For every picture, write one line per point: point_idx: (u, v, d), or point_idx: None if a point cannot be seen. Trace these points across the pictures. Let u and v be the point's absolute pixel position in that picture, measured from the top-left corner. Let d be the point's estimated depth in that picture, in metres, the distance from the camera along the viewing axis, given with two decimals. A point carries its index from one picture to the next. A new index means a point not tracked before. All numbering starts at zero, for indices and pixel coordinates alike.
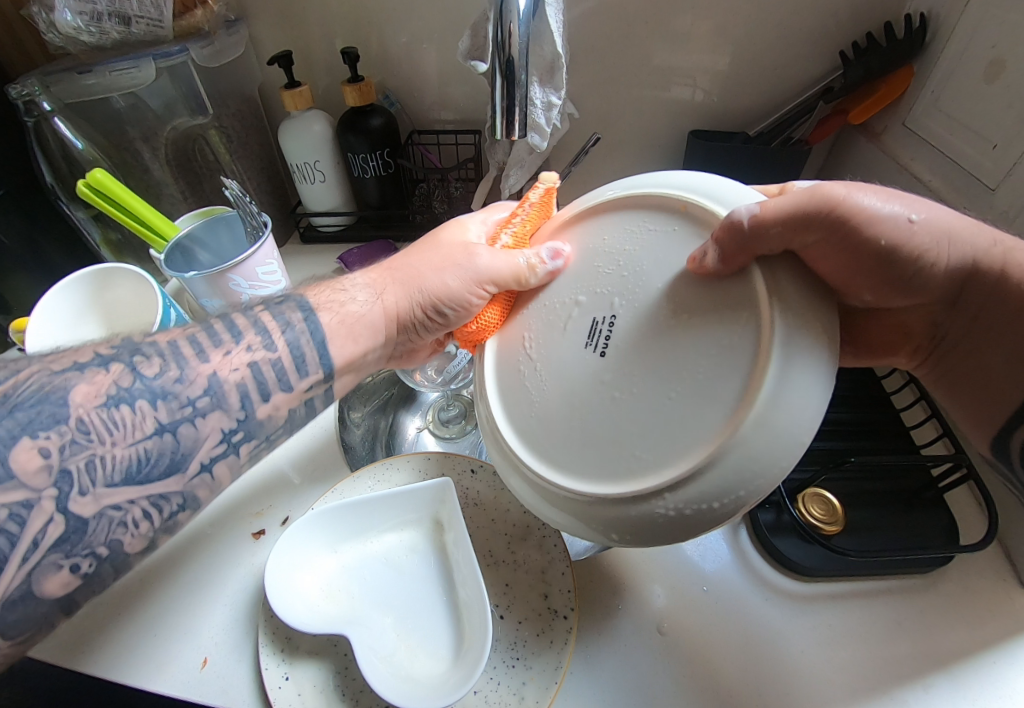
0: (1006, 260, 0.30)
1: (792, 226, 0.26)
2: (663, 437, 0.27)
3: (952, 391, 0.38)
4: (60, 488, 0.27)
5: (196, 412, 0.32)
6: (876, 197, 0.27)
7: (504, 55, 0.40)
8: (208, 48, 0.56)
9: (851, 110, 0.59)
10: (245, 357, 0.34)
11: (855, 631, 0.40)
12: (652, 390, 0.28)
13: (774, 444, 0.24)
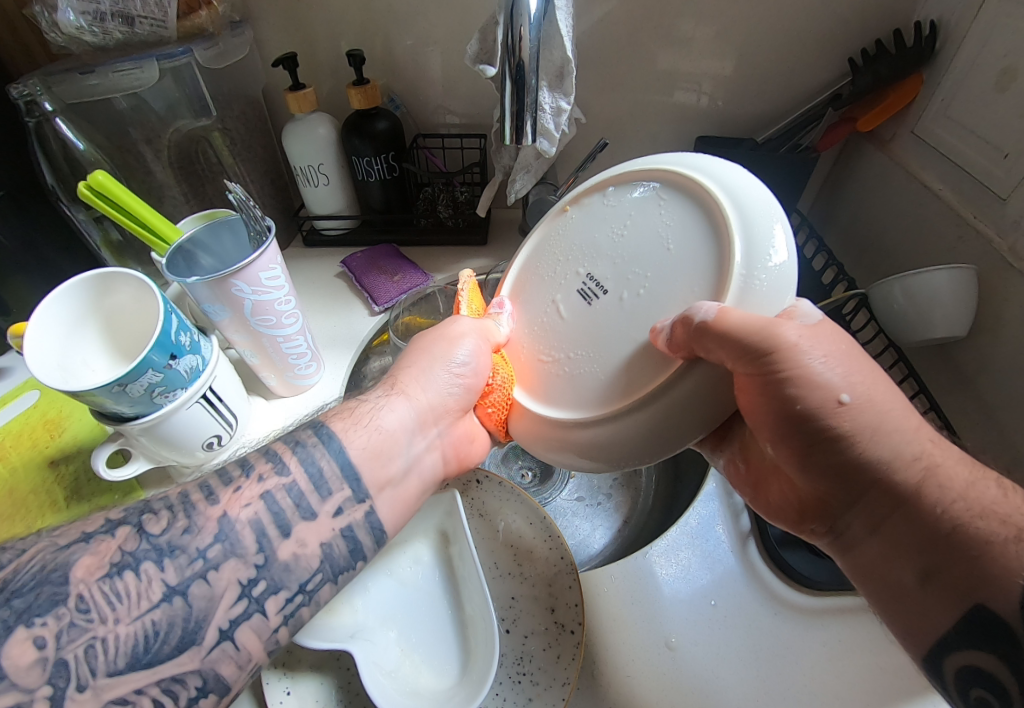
0: (925, 480, 0.30)
1: (736, 345, 0.29)
2: (620, 373, 0.33)
3: (865, 589, 0.33)
4: (55, 683, 0.23)
5: (209, 565, 0.27)
6: (820, 359, 0.31)
7: (514, 60, 0.39)
8: (212, 49, 0.55)
9: (859, 117, 0.59)
10: (258, 490, 0.30)
11: (868, 646, 0.39)
12: (620, 332, 0.33)
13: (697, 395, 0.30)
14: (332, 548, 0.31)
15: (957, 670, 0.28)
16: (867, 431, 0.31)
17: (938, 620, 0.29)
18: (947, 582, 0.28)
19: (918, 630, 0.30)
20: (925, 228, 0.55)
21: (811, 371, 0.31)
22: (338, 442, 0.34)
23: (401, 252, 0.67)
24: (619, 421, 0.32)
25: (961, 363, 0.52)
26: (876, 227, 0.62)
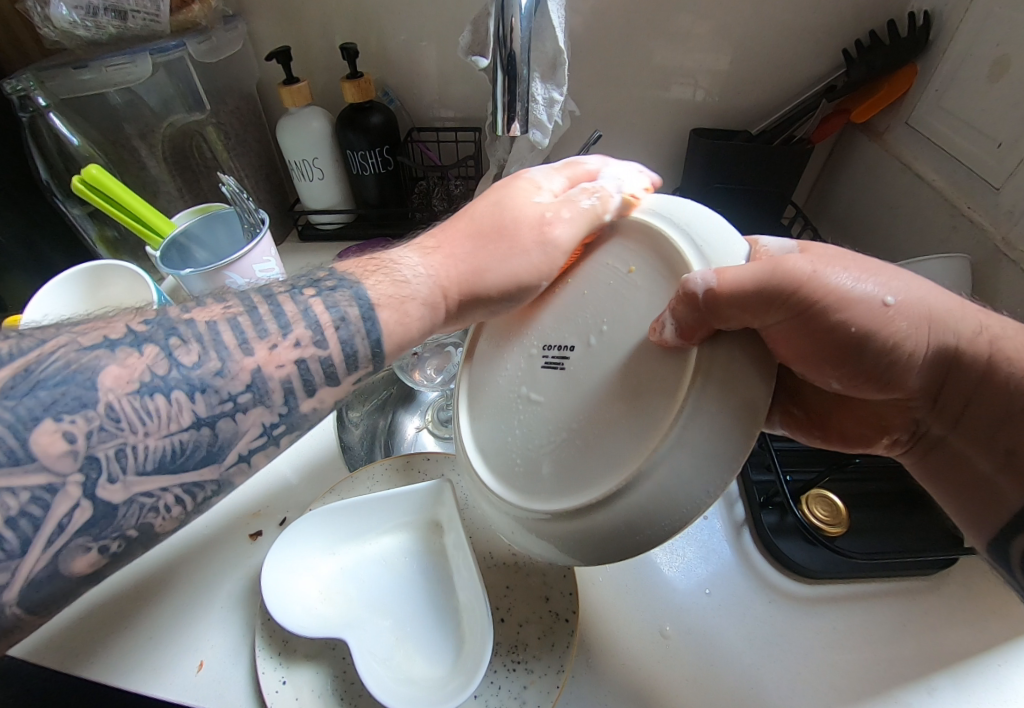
0: (993, 349, 0.29)
1: (750, 301, 0.26)
2: (597, 458, 0.29)
3: (945, 489, 0.34)
4: (86, 474, 0.23)
5: (237, 407, 0.27)
6: (849, 276, 0.27)
7: (506, 51, 0.39)
8: (205, 43, 0.55)
9: (853, 109, 0.59)
10: (294, 353, 0.29)
11: (860, 634, 0.39)
12: (592, 412, 0.31)
13: (700, 461, 0.26)
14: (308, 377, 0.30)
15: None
16: (913, 328, 0.28)
17: (1005, 510, 0.31)
18: None
19: (976, 524, 0.32)
20: (918, 219, 0.55)
21: (847, 293, 0.27)
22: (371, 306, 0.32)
23: (397, 247, 0.67)
24: (624, 495, 0.27)
25: None
26: (870, 218, 0.62)
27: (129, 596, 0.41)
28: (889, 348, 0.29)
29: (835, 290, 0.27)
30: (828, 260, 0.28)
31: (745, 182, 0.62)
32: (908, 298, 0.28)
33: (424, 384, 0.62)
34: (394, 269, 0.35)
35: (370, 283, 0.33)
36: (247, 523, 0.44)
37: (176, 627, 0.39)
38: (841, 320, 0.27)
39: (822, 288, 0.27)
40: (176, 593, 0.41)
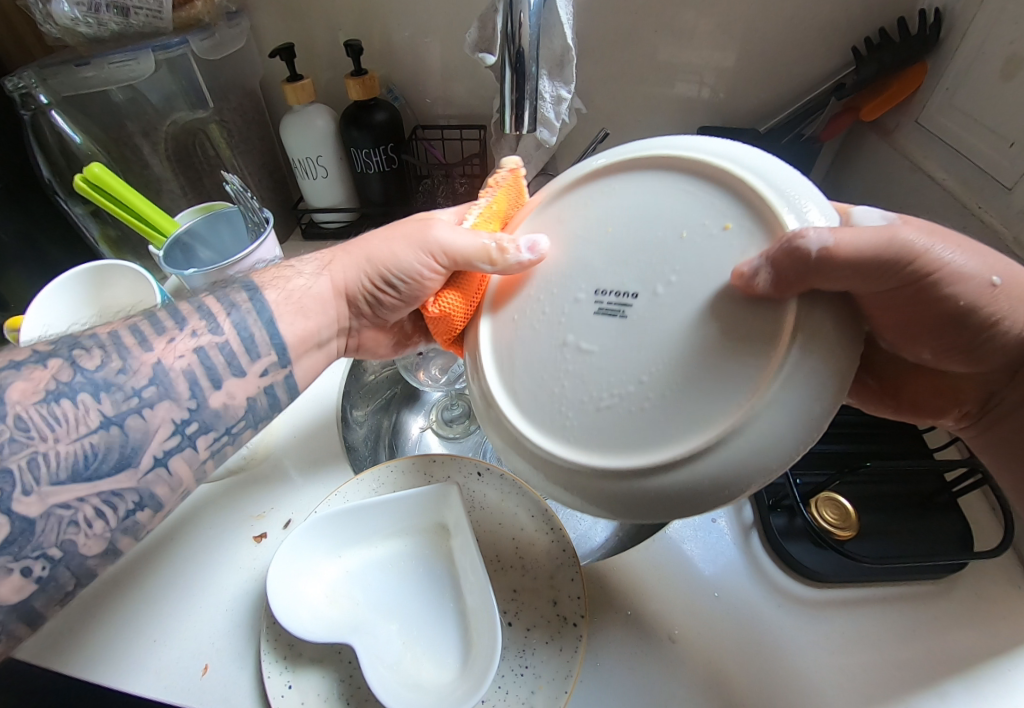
0: None
1: (858, 268, 0.24)
2: (672, 415, 0.25)
3: (1005, 460, 0.36)
4: (3, 487, 0.27)
5: (142, 403, 0.32)
6: (958, 250, 0.27)
7: (514, 47, 0.39)
8: (208, 40, 0.55)
9: (862, 107, 0.58)
10: (191, 344, 0.34)
11: (870, 639, 0.39)
12: (660, 363, 0.26)
13: (789, 432, 0.23)
14: (255, 401, 0.37)
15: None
16: (1014, 307, 0.28)
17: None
18: None
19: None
20: (928, 218, 0.55)
21: (961, 268, 0.26)
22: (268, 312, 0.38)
23: None
24: (694, 459, 0.24)
25: None
26: (879, 217, 0.61)
27: (131, 600, 0.40)
28: (985, 328, 0.29)
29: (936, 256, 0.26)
30: (937, 231, 0.27)
31: None
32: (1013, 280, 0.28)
33: (428, 384, 0.61)
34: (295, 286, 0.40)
35: (268, 293, 0.39)
36: (250, 524, 0.43)
37: (178, 631, 0.38)
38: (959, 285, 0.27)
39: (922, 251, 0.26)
40: (179, 597, 0.40)
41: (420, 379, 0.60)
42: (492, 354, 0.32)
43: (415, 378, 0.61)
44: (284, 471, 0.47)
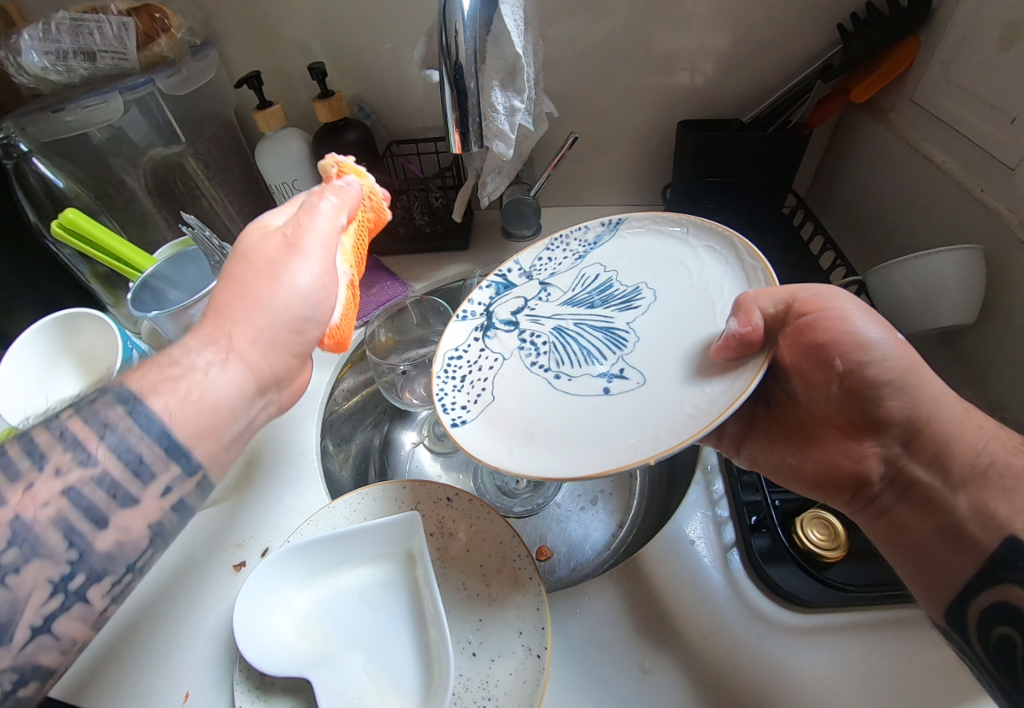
0: (860, 387, 0.38)
1: (794, 329, 0.40)
2: (639, 258, 0.46)
3: (898, 543, 0.37)
4: None
5: (5, 573, 0.24)
6: (861, 318, 0.38)
7: (451, 61, 0.37)
8: (175, 76, 0.55)
9: (852, 88, 0.54)
10: (57, 486, 0.25)
11: (860, 667, 0.36)
12: (638, 259, 0.46)
13: (653, 238, 0.47)
14: (162, 525, 0.28)
15: (979, 611, 0.32)
16: (897, 380, 0.37)
17: (972, 556, 0.32)
18: (937, 552, 0.34)
19: (933, 586, 0.34)
20: (931, 205, 0.50)
21: (864, 336, 0.37)
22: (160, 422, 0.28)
23: (382, 263, 0.65)
24: (613, 245, 0.49)
25: (969, 350, 0.48)
26: (879, 204, 0.57)
27: (116, 631, 0.41)
28: (831, 363, 0.39)
29: (937, 391, 0.36)
30: (850, 303, 0.38)
31: (739, 175, 0.58)
32: (887, 357, 0.37)
33: (415, 403, 0.59)
34: (183, 381, 0.29)
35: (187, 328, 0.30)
36: (231, 552, 0.45)
37: (164, 656, 0.40)
38: (916, 401, 0.36)
39: (855, 326, 0.38)
40: (161, 627, 0.41)
41: (405, 401, 0.58)
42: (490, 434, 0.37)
43: (400, 399, 0.58)
44: (270, 500, 0.48)
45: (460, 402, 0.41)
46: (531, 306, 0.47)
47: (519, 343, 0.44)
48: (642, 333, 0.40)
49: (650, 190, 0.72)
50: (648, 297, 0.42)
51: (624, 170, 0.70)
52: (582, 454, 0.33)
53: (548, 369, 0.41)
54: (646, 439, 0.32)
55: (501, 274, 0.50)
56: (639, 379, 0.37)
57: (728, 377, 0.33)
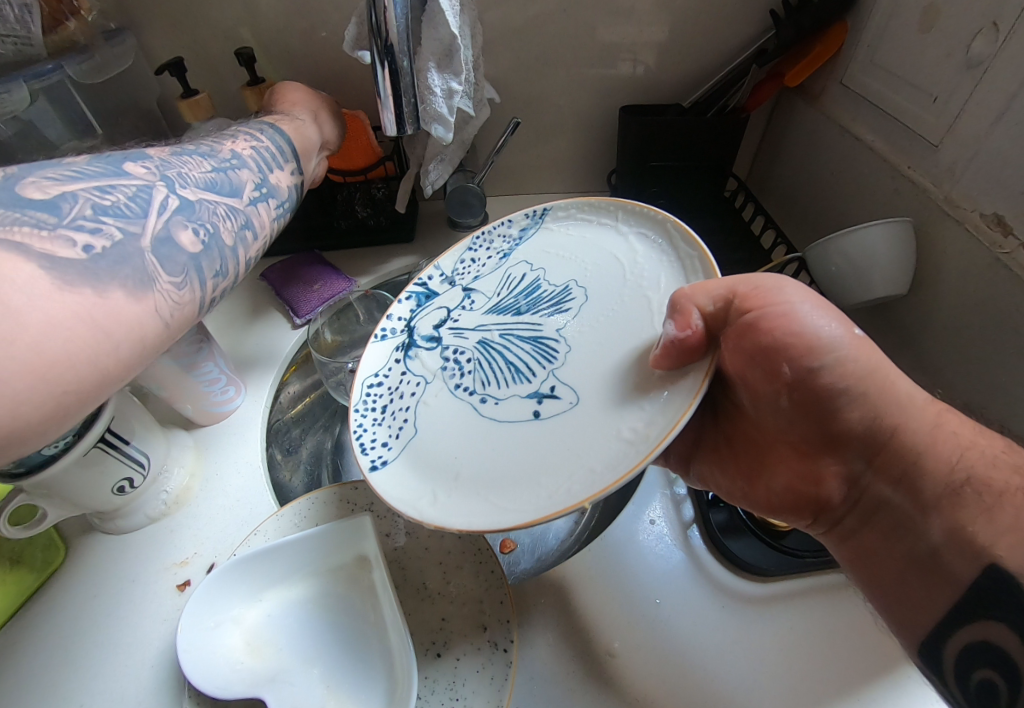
0: (809, 394, 0.35)
1: (737, 331, 0.35)
2: (569, 256, 0.45)
3: (865, 569, 0.34)
4: None
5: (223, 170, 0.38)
6: (810, 310, 0.34)
7: (382, 41, 0.35)
8: (88, 62, 0.51)
9: (786, 73, 0.55)
10: (241, 148, 0.41)
11: (815, 632, 0.37)
12: (567, 259, 0.45)
13: (586, 238, 0.46)
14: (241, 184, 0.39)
15: (957, 652, 0.28)
16: (856, 385, 0.33)
17: (951, 589, 0.28)
18: (910, 582, 0.31)
19: (907, 617, 0.31)
20: (862, 182, 0.52)
21: (815, 338, 0.33)
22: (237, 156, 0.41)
23: (325, 258, 0.62)
24: (541, 240, 0.48)
25: (901, 320, 0.50)
26: (815, 184, 0.59)
27: (43, 670, 0.37)
28: (778, 370, 0.35)
29: (904, 394, 0.33)
30: (797, 295, 0.35)
31: (683, 159, 0.59)
32: (842, 361, 0.33)
33: None
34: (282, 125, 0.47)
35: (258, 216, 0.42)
36: (173, 572, 0.42)
37: (101, 691, 0.36)
38: (877, 408, 0.33)
39: (803, 325, 0.34)
40: (95, 660, 0.38)
41: (355, 399, 0.56)
42: (416, 475, 0.35)
43: (348, 398, 0.57)
44: (215, 513, 0.45)
45: (381, 438, 0.38)
46: (455, 317, 0.46)
47: (443, 363, 0.42)
48: (574, 343, 0.37)
49: (597, 177, 0.72)
50: (579, 297, 0.41)
51: (570, 157, 0.70)
52: (509, 503, 0.30)
53: (474, 391, 0.38)
54: (579, 479, 0.30)
55: (423, 284, 0.49)
56: (572, 400, 0.34)
57: (663, 395, 0.31)
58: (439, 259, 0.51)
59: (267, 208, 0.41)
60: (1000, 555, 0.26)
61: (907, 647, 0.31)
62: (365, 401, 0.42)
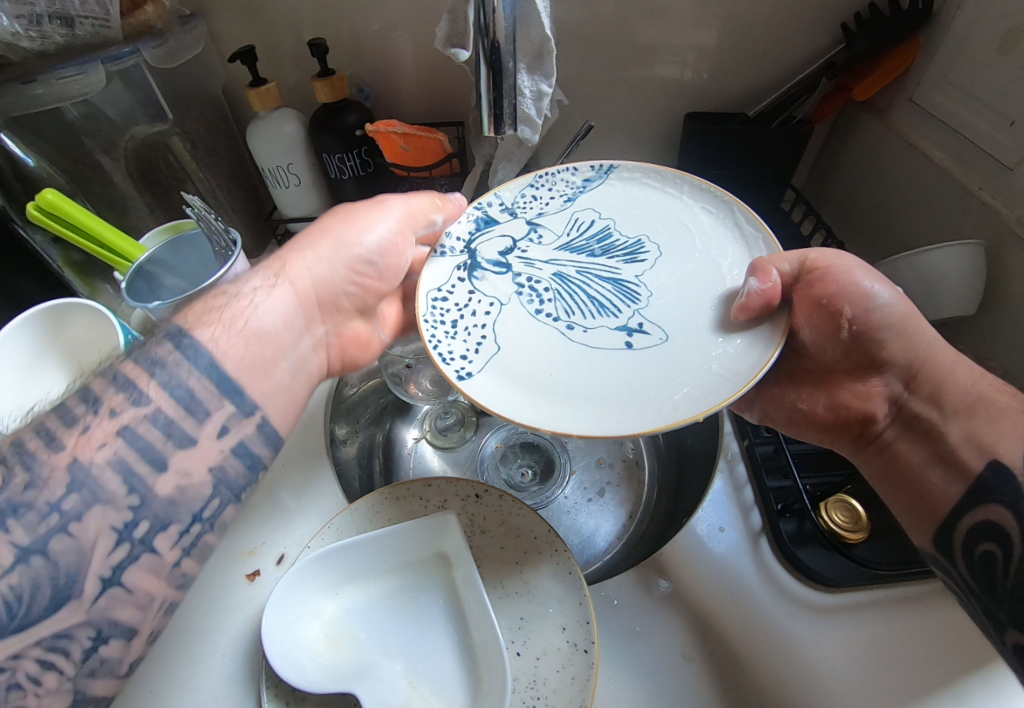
0: (861, 334, 0.40)
1: (803, 277, 0.40)
2: (636, 210, 0.47)
3: (894, 482, 0.38)
4: None
5: (132, 532, 0.28)
6: (868, 279, 0.39)
7: (488, 41, 0.35)
8: (162, 48, 0.51)
9: (854, 86, 0.55)
10: (112, 427, 0.28)
11: (889, 644, 0.37)
12: (633, 209, 0.47)
13: (649, 193, 0.47)
14: (224, 469, 0.32)
15: (964, 533, 0.33)
16: (894, 328, 0.38)
17: (960, 482, 0.34)
18: (928, 485, 0.36)
19: (929, 513, 0.35)
20: (928, 201, 0.53)
21: (870, 290, 0.39)
22: (207, 354, 0.32)
23: None
24: (605, 189, 0.48)
25: (964, 340, 0.51)
26: (877, 199, 0.59)
27: None
28: (837, 311, 0.40)
29: (931, 339, 0.38)
30: (855, 260, 0.40)
31: (744, 168, 0.59)
32: (891, 307, 0.38)
33: (420, 397, 0.58)
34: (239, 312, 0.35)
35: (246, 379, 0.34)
36: (244, 561, 0.42)
37: (179, 676, 0.37)
38: (916, 347, 0.38)
39: (860, 281, 0.39)
40: (172, 645, 0.38)
41: (412, 394, 0.57)
42: (499, 388, 0.35)
43: (406, 393, 0.58)
44: (284, 505, 0.45)
45: (458, 351, 0.38)
46: (521, 248, 0.46)
47: (518, 290, 0.43)
48: (655, 289, 0.41)
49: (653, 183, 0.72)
50: (652, 251, 0.43)
51: (628, 162, 0.70)
52: (611, 409, 0.33)
53: (559, 318, 0.40)
54: (681, 397, 0.33)
55: (482, 209, 0.47)
56: (662, 336, 0.38)
57: (750, 339, 0.35)
58: (500, 187, 0.49)
59: (124, 448, 0.28)
60: (1002, 452, 0.32)
61: (922, 543, 0.36)
62: (430, 313, 0.41)
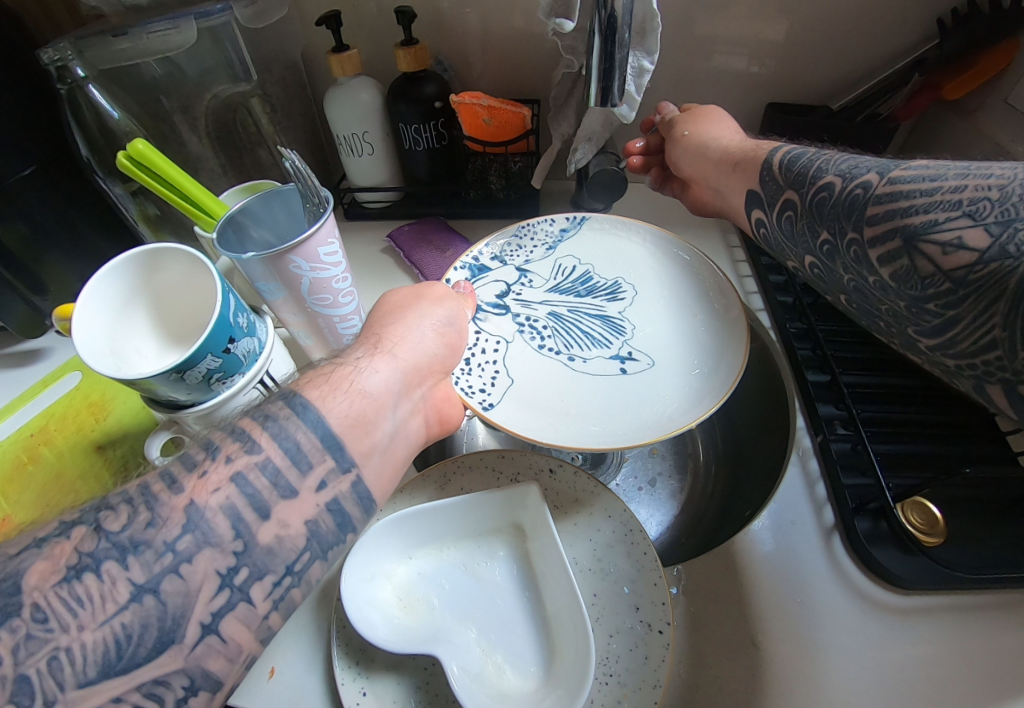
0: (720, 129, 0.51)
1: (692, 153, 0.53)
2: (613, 260, 0.53)
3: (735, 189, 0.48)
4: None
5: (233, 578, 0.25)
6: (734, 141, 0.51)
7: (605, 13, 0.35)
8: (251, 7, 0.52)
9: (945, 84, 0.54)
10: (228, 472, 0.27)
11: (960, 648, 0.37)
12: (609, 257, 0.53)
13: (616, 247, 0.54)
14: (318, 524, 0.28)
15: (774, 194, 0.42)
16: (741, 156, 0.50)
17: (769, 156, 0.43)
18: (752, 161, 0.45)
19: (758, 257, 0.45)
20: None
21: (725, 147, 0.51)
22: (316, 411, 0.30)
23: (450, 225, 0.63)
24: (576, 234, 0.54)
25: None
26: None
27: None
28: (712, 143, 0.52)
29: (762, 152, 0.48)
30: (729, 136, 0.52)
31: None
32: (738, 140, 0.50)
33: None
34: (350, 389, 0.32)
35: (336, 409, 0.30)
36: None
37: None
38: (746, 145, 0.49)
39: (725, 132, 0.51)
40: None
41: None
42: (512, 417, 0.40)
43: None
44: None
45: (477, 386, 0.42)
46: (516, 291, 0.51)
47: (519, 328, 0.48)
48: (638, 325, 0.47)
49: None
50: (630, 291, 0.50)
51: None
52: (625, 420, 0.40)
53: (560, 351, 0.46)
54: (677, 412, 0.40)
55: (473, 257, 0.51)
56: (649, 360, 0.44)
57: (731, 371, 0.41)
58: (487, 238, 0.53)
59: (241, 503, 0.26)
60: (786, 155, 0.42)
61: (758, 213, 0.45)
62: None
